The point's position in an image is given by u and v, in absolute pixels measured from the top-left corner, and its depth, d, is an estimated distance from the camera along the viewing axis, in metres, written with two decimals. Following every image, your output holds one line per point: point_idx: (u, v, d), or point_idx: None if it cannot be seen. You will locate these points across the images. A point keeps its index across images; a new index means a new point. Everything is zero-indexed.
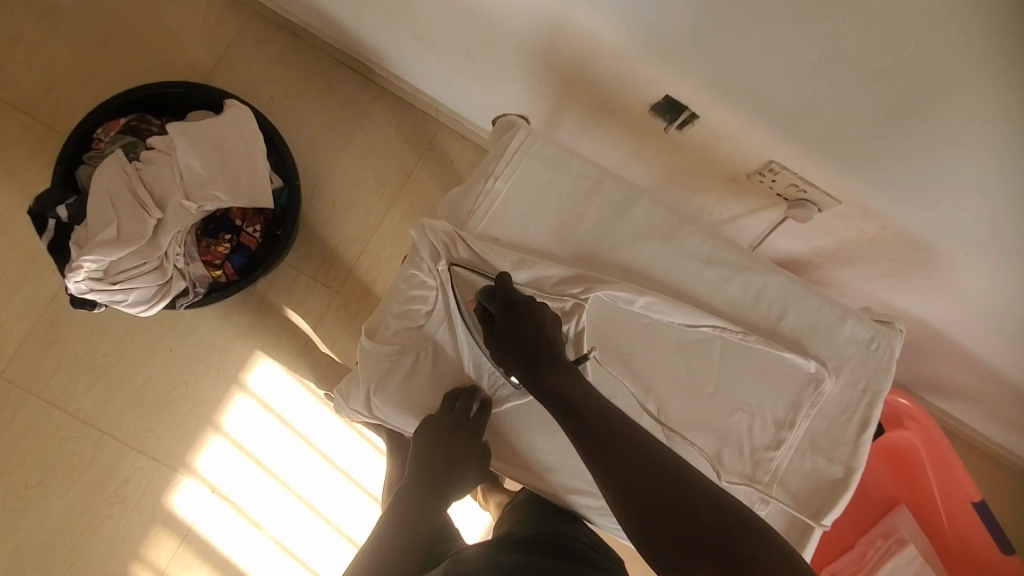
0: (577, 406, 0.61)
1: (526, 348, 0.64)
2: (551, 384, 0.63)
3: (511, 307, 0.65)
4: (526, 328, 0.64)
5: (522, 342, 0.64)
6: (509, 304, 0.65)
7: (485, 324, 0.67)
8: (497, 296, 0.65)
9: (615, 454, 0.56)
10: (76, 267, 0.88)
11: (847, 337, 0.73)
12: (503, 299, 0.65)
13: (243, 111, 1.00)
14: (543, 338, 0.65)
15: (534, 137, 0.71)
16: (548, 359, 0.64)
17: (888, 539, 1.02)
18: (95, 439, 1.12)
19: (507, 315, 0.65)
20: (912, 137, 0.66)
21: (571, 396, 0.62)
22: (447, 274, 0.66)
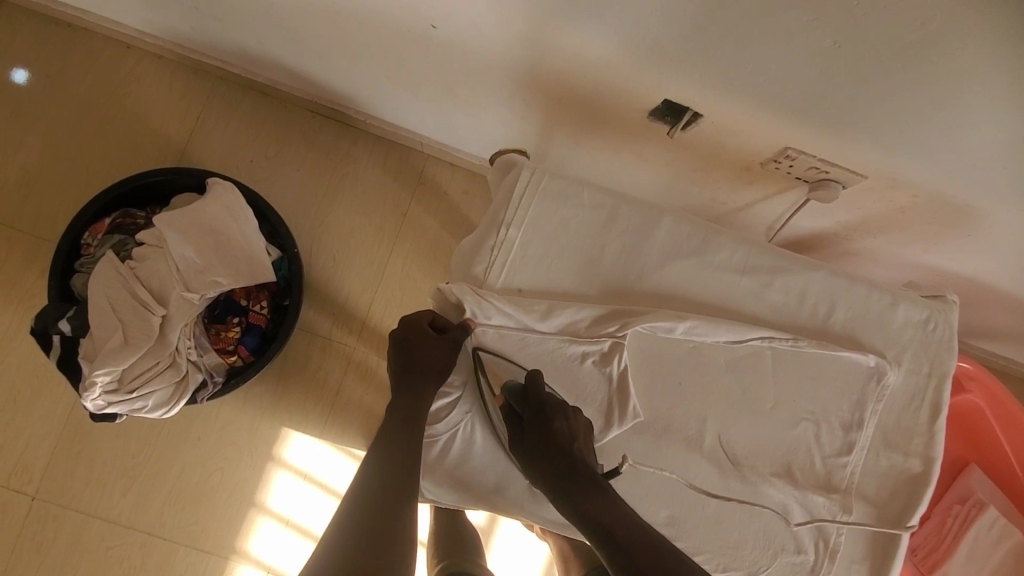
0: (614, 532, 0.58)
1: (553, 457, 0.61)
2: (578, 496, 0.60)
3: (540, 412, 0.61)
4: (555, 436, 0.61)
5: (549, 451, 0.61)
6: (539, 410, 0.61)
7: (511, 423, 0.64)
8: (525, 398, 0.62)
9: None
10: (90, 384, 0.86)
11: (901, 322, 0.69)
12: (530, 402, 0.62)
13: (227, 188, 0.96)
14: (573, 446, 0.62)
15: (537, 174, 0.67)
16: (576, 469, 0.61)
17: (965, 503, 0.98)
18: (141, 542, 1.09)
19: (537, 419, 0.61)
20: (940, 101, 0.62)
21: (596, 509, 0.60)
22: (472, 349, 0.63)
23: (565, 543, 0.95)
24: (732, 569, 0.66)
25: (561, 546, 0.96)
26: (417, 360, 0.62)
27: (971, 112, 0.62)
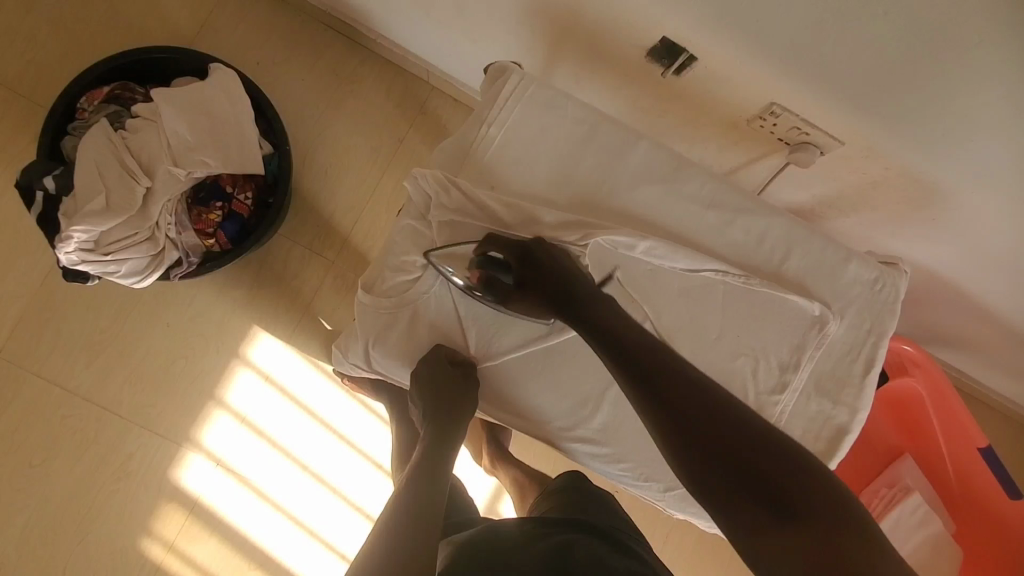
0: (639, 358, 0.54)
1: (556, 286, 0.62)
2: (584, 311, 0.60)
3: (527, 257, 0.63)
4: (547, 267, 0.62)
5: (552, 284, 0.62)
6: (523, 254, 0.63)
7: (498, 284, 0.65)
8: (506, 252, 0.63)
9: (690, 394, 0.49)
10: (66, 237, 0.87)
11: (852, 278, 0.72)
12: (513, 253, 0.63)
13: (229, 75, 0.97)
14: (564, 280, 0.62)
15: (527, 81, 0.69)
16: (574, 292, 0.61)
17: (893, 488, 1.03)
18: (97, 416, 1.11)
19: (530, 271, 0.63)
20: (919, 63, 0.64)
21: (604, 326, 0.58)
22: (439, 231, 0.66)
23: (519, 472, 1.00)
24: (653, 479, 0.71)
25: (515, 475, 1.00)
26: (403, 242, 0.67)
27: (947, 84, 0.64)
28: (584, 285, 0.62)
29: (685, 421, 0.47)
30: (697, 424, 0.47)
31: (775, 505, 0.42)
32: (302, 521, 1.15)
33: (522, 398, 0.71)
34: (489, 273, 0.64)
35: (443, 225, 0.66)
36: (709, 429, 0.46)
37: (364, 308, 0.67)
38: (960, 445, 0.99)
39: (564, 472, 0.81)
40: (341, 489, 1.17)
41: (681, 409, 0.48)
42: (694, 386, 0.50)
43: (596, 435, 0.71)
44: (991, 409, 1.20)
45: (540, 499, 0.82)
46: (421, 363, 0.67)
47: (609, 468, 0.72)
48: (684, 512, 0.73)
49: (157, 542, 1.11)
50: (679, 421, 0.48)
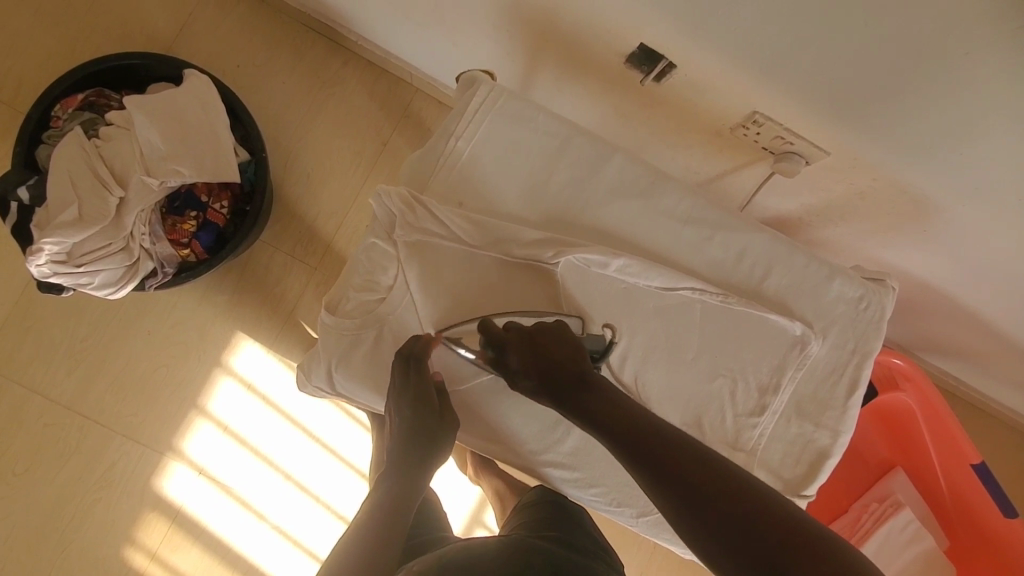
0: (615, 427, 0.52)
1: (550, 364, 0.55)
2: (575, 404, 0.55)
3: (523, 336, 0.57)
4: (547, 344, 0.56)
5: (543, 364, 0.56)
6: (525, 334, 0.57)
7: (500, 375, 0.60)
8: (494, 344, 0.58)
9: (676, 464, 0.48)
10: (37, 250, 0.86)
11: (835, 296, 0.69)
12: (501, 342, 0.58)
13: (204, 81, 0.95)
14: (551, 362, 0.55)
15: (496, 93, 0.67)
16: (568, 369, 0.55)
17: (883, 502, 1.00)
18: (79, 425, 1.11)
19: (521, 350, 0.56)
20: (905, 77, 0.61)
21: (606, 415, 0.53)
22: (403, 252, 0.64)
23: (500, 485, 0.99)
24: (626, 505, 0.70)
25: (496, 487, 0.99)
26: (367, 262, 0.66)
27: (935, 97, 0.62)
28: (573, 366, 0.56)
29: (714, 520, 0.44)
30: (696, 504, 0.45)
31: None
32: (285, 530, 1.14)
33: (493, 421, 0.70)
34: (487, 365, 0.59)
35: (407, 247, 0.64)
36: (709, 511, 0.45)
37: (328, 329, 0.66)
38: (953, 461, 0.96)
39: (539, 485, 0.78)
40: (324, 498, 1.16)
41: (707, 506, 0.45)
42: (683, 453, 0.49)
43: (568, 459, 0.70)
44: (992, 421, 1.16)
45: (514, 512, 0.80)
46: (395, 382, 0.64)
47: (581, 492, 0.71)
48: (658, 537, 0.72)
49: (140, 551, 1.11)
50: (706, 519, 0.44)
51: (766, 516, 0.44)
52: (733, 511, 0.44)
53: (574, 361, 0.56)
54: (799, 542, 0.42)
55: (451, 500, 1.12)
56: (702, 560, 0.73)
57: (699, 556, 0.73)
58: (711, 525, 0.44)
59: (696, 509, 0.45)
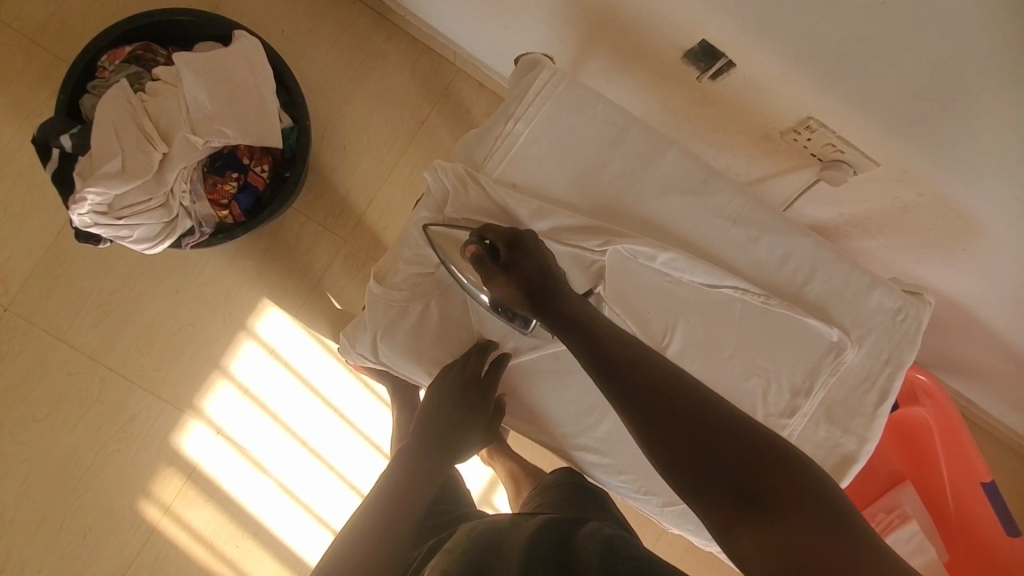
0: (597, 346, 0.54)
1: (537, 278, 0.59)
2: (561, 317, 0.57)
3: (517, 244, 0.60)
4: (534, 260, 0.60)
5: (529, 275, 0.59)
6: (514, 240, 0.60)
7: (487, 263, 0.60)
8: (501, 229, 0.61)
9: (648, 388, 0.48)
10: (80, 199, 0.86)
11: (874, 306, 0.70)
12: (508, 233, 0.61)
13: (253, 43, 0.95)
14: (536, 275, 0.59)
15: (559, 77, 0.67)
16: (552, 290, 0.59)
17: (890, 513, 1.02)
18: (102, 375, 1.12)
19: (512, 259, 0.59)
20: (969, 93, 0.61)
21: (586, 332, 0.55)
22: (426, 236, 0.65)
23: (516, 467, 1.00)
24: (653, 494, 0.72)
25: (512, 469, 1.00)
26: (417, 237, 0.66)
27: (995, 116, 0.62)
28: (554, 281, 0.59)
29: (691, 454, 0.44)
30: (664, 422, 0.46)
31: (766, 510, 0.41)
32: (298, 497, 1.16)
33: (529, 401, 0.71)
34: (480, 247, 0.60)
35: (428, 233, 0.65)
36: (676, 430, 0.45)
37: (375, 297, 0.67)
38: (963, 479, 0.98)
39: (560, 467, 0.79)
40: (338, 468, 1.17)
41: (687, 441, 0.45)
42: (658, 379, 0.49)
43: (598, 445, 0.71)
44: (1003, 445, 1.17)
45: (535, 491, 0.81)
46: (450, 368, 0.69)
47: (609, 478, 0.73)
48: (681, 527, 0.73)
49: (154, 504, 1.12)
50: (685, 452, 0.44)
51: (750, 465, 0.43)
52: (716, 451, 0.44)
53: (555, 279, 0.60)
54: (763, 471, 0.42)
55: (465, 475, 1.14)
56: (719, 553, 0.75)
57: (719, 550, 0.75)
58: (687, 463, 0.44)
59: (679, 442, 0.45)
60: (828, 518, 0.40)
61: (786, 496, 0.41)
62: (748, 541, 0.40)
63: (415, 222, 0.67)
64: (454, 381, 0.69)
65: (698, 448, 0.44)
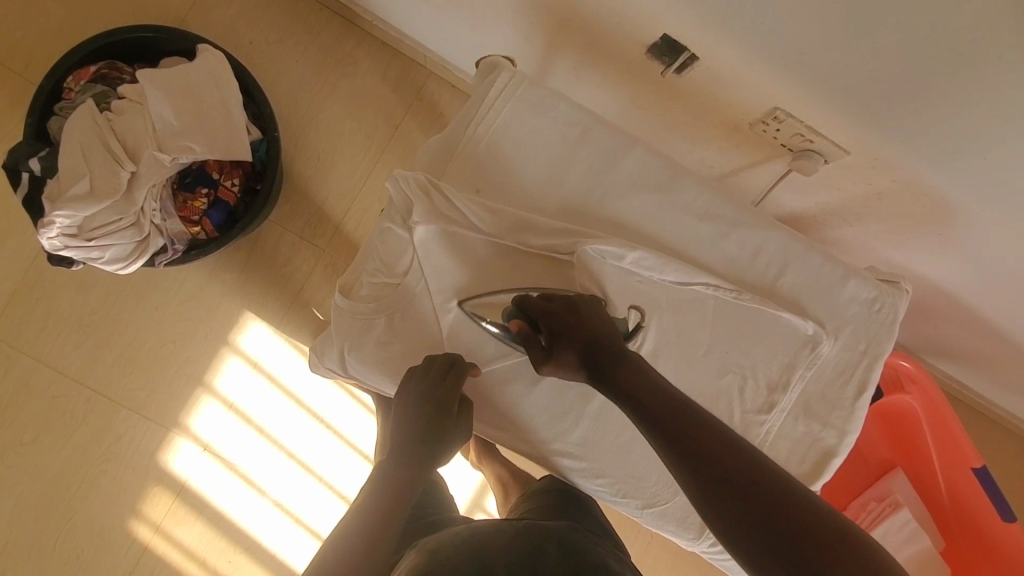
0: (648, 405, 0.52)
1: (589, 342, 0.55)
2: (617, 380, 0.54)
3: (568, 305, 0.58)
4: (586, 322, 0.57)
5: (581, 339, 0.55)
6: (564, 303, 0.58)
7: (531, 343, 0.59)
8: (537, 305, 0.58)
9: (707, 453, 0.48)
10: (48, 222, 0.85)
11: (849, 298, 0.70)
12: (547, 307, 0.58)
13: (218, 56, 0.94)
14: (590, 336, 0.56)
15: (518, 79, 0.67)
16: (609, 349, 0.55)
17: (882, 501, 1.01)
18: (86, 397, 1.11)
19: (560, 323, 0.56)
20: (931, 76, 0.61)
21: (639, 392, 0.53)
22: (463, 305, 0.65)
23: (503, 472, 0.99)
24: (631, 496, 0.72)
25: (499, 474, 0.99)
26: (381, 250, 0.66)
27: (960, 98, 0.61)
28: (609, 338, 0.56)
29: (752, 525, 0.45)
30: (721, 490, 0.47)
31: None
32: (289, 510, 1.16)
33: (503, 409, 0.70)
34: (520, 330, 0.59)
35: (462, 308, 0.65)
36: (738, 499, 0.46)
37: (341, 311, 0.67)
38: (954, 464, 0.97)
39: (548, 474, 0.78)
40: (328, 479, 1.17)
41: (747, 509, 0.46)
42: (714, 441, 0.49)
43: (574, 449, 0.71)
44: (995, 428, 1.16)
45: (523, 498, 0.80)
46: (412, 374, 0.66)
47: (588, 482, 0.72)
48: (661, 529, 0.74)
49: (145, 524, 1.12)
50: (744, 520, 0.45)
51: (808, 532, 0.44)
52: (778, 522, 0.45)
53: (611, 338, 0.56)
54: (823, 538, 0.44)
55: (454, 484, 1.13)
56: (703, 553, 0.75)
57: (701, 550, 0.74)
58: (748, 531, 0.45)
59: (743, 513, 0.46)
60: None
61: (838, 556, 0.43)
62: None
63: (379, 233, 0.67)
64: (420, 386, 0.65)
65: (752, 508, 0.46)
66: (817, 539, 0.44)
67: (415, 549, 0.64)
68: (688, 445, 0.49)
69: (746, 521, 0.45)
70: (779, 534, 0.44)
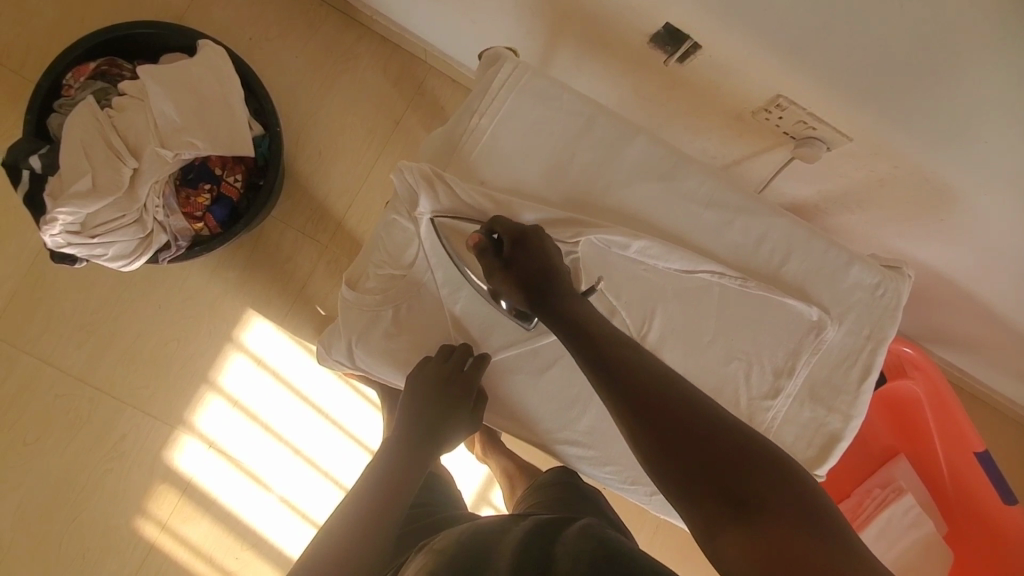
0: (591, 341, 0.53)
1: (542, 275, 0.58)
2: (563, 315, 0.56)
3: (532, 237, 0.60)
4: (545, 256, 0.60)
5: (534, 269, 0.59)
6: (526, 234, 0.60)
7: (487, 261, 0.61)
8: (508, 228, 0.61)
9: (641, 383, 0.49)
10: (51, 219, 0.85)
11: (853, 283, 0.70)
12: (516, 232, 0.60)
13: (218, 52, 0.94)
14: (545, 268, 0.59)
15: (521, 70, 0.67)
16: (557, 288, 0.58)
17: (886, 487, 1.02)
18: (89, 395, 1.11)
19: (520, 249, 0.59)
20: (932, 63, 0.61)
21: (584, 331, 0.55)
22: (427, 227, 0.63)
23: (510, 464, 1.00)
24: (640, 483, 0.72)
25: (505, 466, 1.00)
26: (386, 242, 0.66)
27: (960, 85, 0.62)
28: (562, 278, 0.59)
29: (678, 452, 0.44)
30: (650, 418, 0.46)
31: (759, 513, 0.40)
32: (296, 506, 1.16)
33: (509, 398, 0.71)
34: (481, 246, 0.61)
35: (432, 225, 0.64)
36: (665, 426, 0.45)
37: (348, 303, 0.67)
38: (956, 449, 0.97)
39: (554, 466, 0.79)
40: (333, 474, 1.17)
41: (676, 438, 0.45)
42: (650, 376, 0.49)
43: (581, 437, 0.72)
44: (997, 415, 1.17)
45: (529, 491, 0.80)
46: (427, 363, 0.68)
47: (595, 469, 0.73)
48: (670, 515, 0.74)
49: (151, 521, 1.12)
50: (667, 445, 0.45)
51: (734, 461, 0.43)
52: (704, 451, 0.44)
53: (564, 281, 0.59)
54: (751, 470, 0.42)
55: (459, 477, 1.13)
56: None
57: None
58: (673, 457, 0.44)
59: (674, 447, 0.44)
60: (807, 517, 0.40)
61: (761, 489, 0.41)
62: (730, 542, 0.40)
63: (385, 225, 0.66)
64: (431, 373, 0.67)
65: (680, 436, 0.45)
66: (745, 479, 0.42)
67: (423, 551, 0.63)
68: (624, 376, 0.49)
69: (676, 454, 0.44)
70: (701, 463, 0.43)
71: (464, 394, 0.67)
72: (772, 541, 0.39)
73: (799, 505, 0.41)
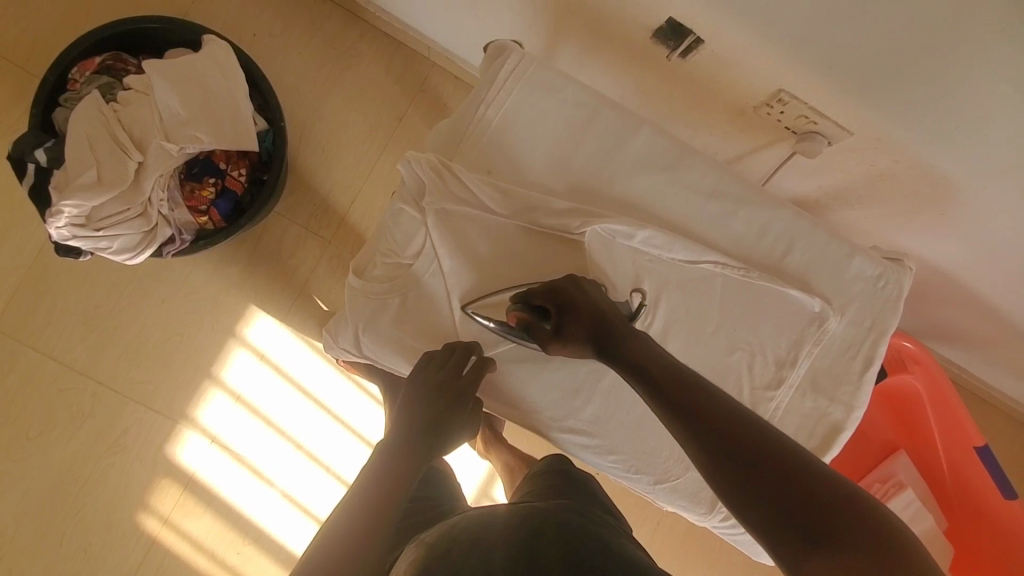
0: (650, 375, 0.53)
1: (598, 321, 0.58)
2: (620, 353, 0.56)
3: (575, 292, 0.60)
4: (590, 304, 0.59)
5: (587, 321, 0.59)
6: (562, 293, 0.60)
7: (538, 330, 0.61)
8: (542, 296, 0.60)
9: (702, 417, 0.48)
10: (56, 212, 0.86)
11: (854, 274, 0.71)
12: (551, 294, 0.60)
13: (223, 47, 0.95)
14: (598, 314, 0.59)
15: (527, 61, 0.68)
16: (613, 330, 0.57)
17: (886, 483, 1.03)
18: (91, 390, 1.11)
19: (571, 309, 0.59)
20: (931, 58, 0.62)
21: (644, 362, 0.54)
22: (427, 220, 0.65)
23: (511, 458, 1.00)
24: (643, 472, 0.74)
25: (507, 460, 1.00)
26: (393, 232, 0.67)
27: (956, 80, 0.63)
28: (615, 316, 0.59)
29: (753, 484, 0.44)
30: (720, 449, 0.46)
31: (841, 549, 0.40)
32: (298, 501, 1.16)
33: (513, 391, 0.71)
34: (527, 320, 0.61)
35: (431, 213, 0.65)
36: (735, 460, 0.45)
37: (355, 292, 0.68)
38: (959, 444, 0.98)
39: (548, 455, 0.79)
40: (335, 469, 1.17)
41: (748, 471, 0.45)
42: (717, 407, 0.49)
43: (586, 427, 0.72)
44: (996, 411, 1.18)
45: (525, 479, 0.80)
46: (429, 363, 0.67)
47: (600, 460, 0.74)
48: (673, 504, 0.75)
49: (153, 517, 1.12)
50: (744, 479, 0.45)
51: (810, 497, 0.43)
52: (778, 486, 0.43)
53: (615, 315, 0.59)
54: (828, 504, 0.42)
55: (462, 474, 1.14)
56: (714, 528, 0.77)
57: (712, 525, 0.76)
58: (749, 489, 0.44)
59: (747, 480, 0.45)
60: (896, 551, 0.40)
61: (839, 523, 0.41)
62: (816, 569, 0.41)
63: (393, 213, 0.68)
64: (433, 374, 0.66)
65: (755, 470, 0.45)
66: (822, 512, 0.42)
67: (414, 545, 0.61)
68: (687, 410, 0.49)
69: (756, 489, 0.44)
70: (780, 497, 0.43)
71: (465, 396, 0.67)
72: (858, 571, 0.39)
73: (881, 536, 0.41)
